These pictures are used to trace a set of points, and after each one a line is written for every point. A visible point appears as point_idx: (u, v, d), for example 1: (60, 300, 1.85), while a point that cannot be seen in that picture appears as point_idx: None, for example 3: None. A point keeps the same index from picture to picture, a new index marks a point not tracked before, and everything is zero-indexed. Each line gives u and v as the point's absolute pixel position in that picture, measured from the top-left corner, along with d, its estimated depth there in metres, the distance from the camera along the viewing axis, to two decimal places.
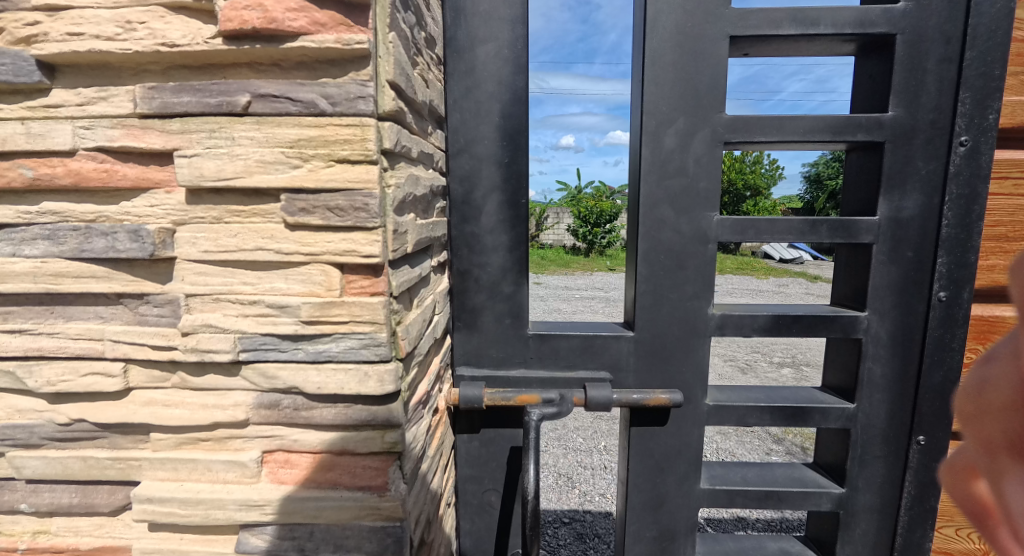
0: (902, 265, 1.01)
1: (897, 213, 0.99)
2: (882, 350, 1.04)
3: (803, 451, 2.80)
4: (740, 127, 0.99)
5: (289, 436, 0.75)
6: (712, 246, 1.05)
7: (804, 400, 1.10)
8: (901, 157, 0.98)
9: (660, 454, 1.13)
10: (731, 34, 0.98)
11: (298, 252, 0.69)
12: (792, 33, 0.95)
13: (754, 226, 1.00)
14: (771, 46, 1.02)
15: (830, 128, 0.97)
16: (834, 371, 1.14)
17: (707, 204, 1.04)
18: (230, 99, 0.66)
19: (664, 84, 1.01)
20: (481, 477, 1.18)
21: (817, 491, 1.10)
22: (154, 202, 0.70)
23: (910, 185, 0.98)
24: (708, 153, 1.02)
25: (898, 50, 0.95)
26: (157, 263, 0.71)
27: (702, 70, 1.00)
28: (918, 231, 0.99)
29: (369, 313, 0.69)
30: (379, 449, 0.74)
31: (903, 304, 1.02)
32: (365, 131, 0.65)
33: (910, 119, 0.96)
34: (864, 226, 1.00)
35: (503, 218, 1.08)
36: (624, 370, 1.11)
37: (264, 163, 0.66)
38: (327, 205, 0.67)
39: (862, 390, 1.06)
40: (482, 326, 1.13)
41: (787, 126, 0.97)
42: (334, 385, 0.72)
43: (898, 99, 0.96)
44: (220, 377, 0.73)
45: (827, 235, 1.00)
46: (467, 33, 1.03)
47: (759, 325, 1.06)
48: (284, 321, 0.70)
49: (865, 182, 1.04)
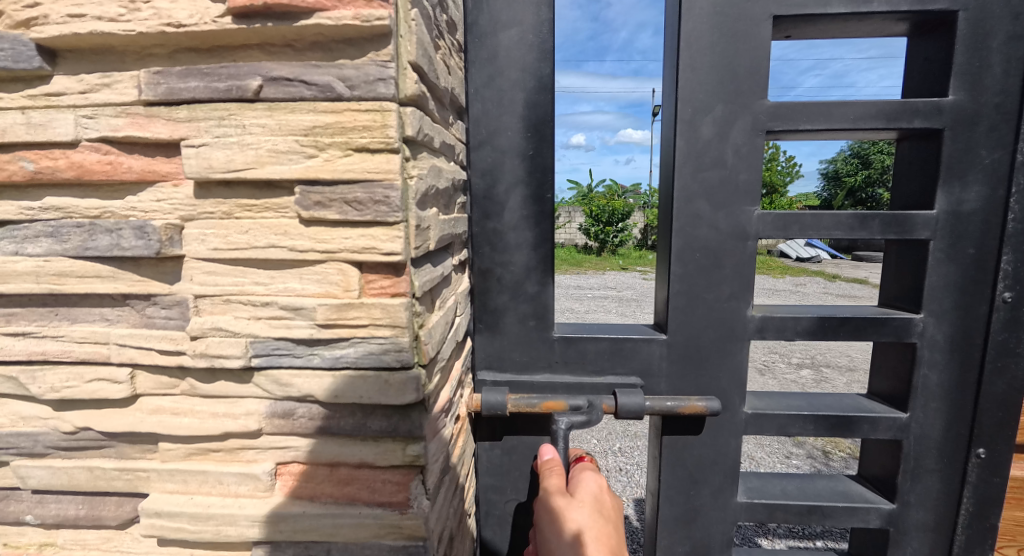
0: (962, 263, 0.93)
1: (957, 207, 0.91)
2: (939, 355, 0.96)
3: (826, 454, 2.71)
4: (784, 115, 0.92)
5: (304, 447, 0.69)
6: (751, 244, 0.98)
7: (850, 408, 1.02)
8: (963, 145, 0.89)
9: (694, 465, 1.07)
10: (775, 13, 0.90)
11: (313, 250, 0.63)
12: (842, 11, 0.88)
13: (799, 222, 0.94)
14: (815, 27, 0.94)
15: (884, 114, 0.89)
16: (883, 377, 1.06)
17: (747, 198, 0.96)
18: (240, 83, 0.61)
19: (701, 69, 0.94)
20: (503, 486, 1.13)
21: (865, 507, 1.03)
22: (160, 196, 0.65)
23: (972, 175, 0.90)
24: (749, 142, 0.95)
25: (961, 27, 0.87)
26: (165, 262, 0.66)
27: (741, 54, 0.92)
28: (980, 226, 0.91)
29: (389, 316, 0.63)
30: (400, 462, 0.69)
31: (962, 305, 0.94)
32: (385, 116, 0.59)
33: (972, 103, 0.88)
34: (921, 221, 0.92)
35: (528, 214, 1.02)
36: (655, 376, 1.05)
37: (277, 152, 0.61)
38: (344, 197, 0.61)
39: (917, 398, 0.98)
40: (505, 328, 1.08)
41: (836, 112, 0.89)
42: (352, 394, 0.66)
43: (960, 81, 0.88)
44: (231, 384, 0.68)
45: (879, 231, 0.92)
46: (488, 18, 0.97)
47: (803, 328, 0.98)
48: (299, 325, 0.65)
49: (919, 173, 0.96)
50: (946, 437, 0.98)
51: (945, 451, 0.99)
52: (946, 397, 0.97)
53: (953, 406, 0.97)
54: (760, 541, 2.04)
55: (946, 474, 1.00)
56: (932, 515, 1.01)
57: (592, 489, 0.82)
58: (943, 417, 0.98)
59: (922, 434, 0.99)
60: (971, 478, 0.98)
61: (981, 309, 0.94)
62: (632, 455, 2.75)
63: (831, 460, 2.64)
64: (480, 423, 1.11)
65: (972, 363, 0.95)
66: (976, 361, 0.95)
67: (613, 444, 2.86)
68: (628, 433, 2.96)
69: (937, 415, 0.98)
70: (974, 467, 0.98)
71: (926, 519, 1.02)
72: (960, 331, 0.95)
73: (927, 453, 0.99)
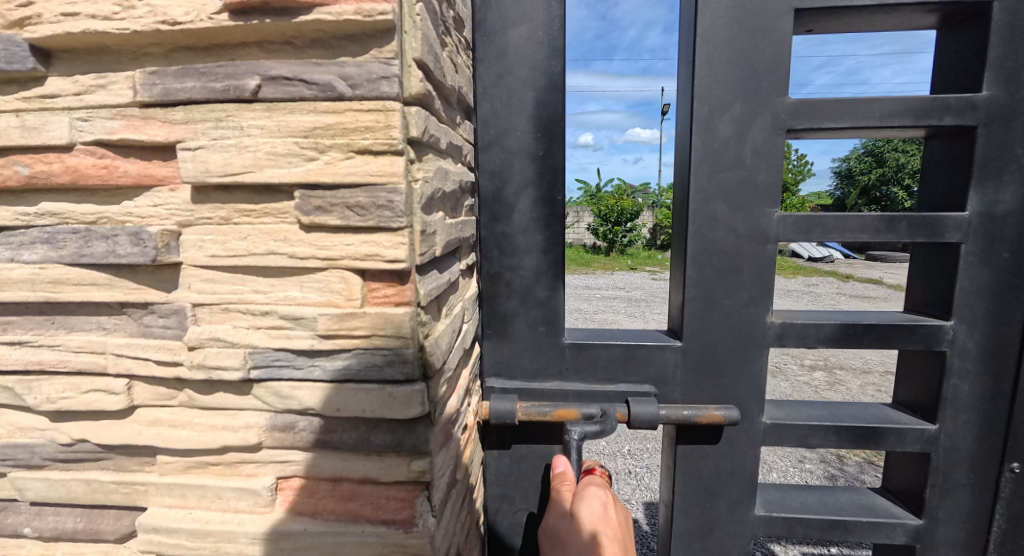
0: (996, 268, 0.88)
1: (991, 208, 0.86)
2: (971, 364, 0.91)
3: (840, 458, 2.65)
4: (806, 113, 0.88)
5: (306, 462, 0.67)
6: (771, 247, 0.94)
7: (875, 420, 0.98)
8: (997, 143, 0.84)
9: (710, 477, 1.03)
10: (796, 7, 0.86)
11: (314, 257, 0.60)
12: (868, 6, 0.83)
13: (821, 224, 0.88)
14: (838, 21, 0.90)
15: (912, 111, 0.84)
16: (911, 387, 1.02)
17: (767, 199, 0.92)
18: (237, 83, 0.58)
19: (718, 66, 0.90)
20: (513, 495, 1.10)
21: (890, 523, 0.98)
22: (157, 201, 0.63)
23: (1007, 175, 0.85)
24: (769, 142, 0.90)
25: (995, 19, 0.82)
26: (162, 270, 0.64)
27: (760, 49, 0.88)
28: (1016, 228, 0.86)
29: (394, 326, 0.61)
30: (404, 478, 0.66)
31: (997, 311, 0.89)
32: (389, 116, 0.57)
33: (1009, 99, 0.83)
34: (953, 223, 0.87)
35: (538, 216, 0.99)
36: (670, 384, 1.01)
37: (275, 155, 0.58)
38: (346, 202, 0.58)
39: (947, 409, 0.93)
40: (515, 334, 1.04)
41: (862, 110, 0.85)
42: (355, 407, 0.63)
43: (994, 76, 0.83)
44: (230, 396, 0.65)
45: (907, 234, 0.86)
46: (497, 15, 0.94)
47: (826, 335, 0.93)
48: (299, 335, 0.62)
49: (949, 173, 0.91)
50: (978, 450, 0.93)
51: (976, 464, 0.94)
52: (979, 408, 0.92)
53: (985, 417, 0.92)
54: (772, 547, 2.02)
55: (976, 488, 0.95)
56: (961, 531, 0.97)
57: (593, 508, 0.78)
58: (976, 429, 0.93)
59: (952, 447, 0.94)
60: (1005, 495, 0.93)
61: (1016, 316, 0.89)
62: (642, 457, 2.71)
63: (846, 465, 2.58)
64: (489, 431, 1.09)
65: (1007, 372, 0.90)
66: (1011, 370, 0.90)
67: (623, 446, 2.82)
68: (637, 436, 2.92)
69: (968, 427, 0.93)
70: (1008, 482, 0.93)
71: (955, 536, 0.97)
72: (993, 339, 0.90)
73: (956, 467, 0.94)
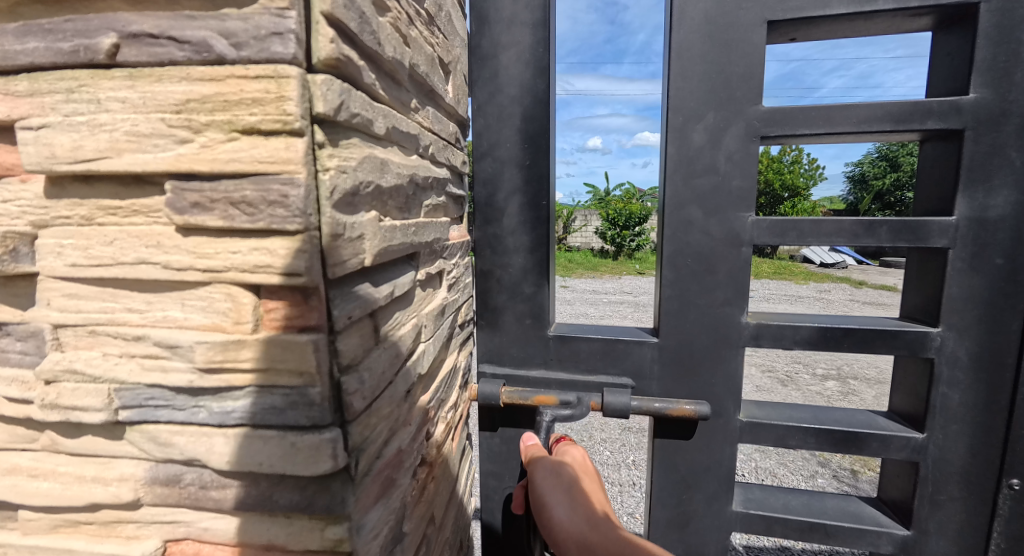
0: (991, 277, 0.70)
1: (982, 214, 0.69)
2: (961, 373, 0.73)
3: (854, 475, 2.45)
4: (780, 120, 0.73)
5: (196, 523, 0.53)
6: (747, 250, 0.79)
7: (860, 424, 0.80)
8: (987, 146, 0.68)
9: (686, 469, 0.87)
10: (769, 19, 0.72)
11: (194, 268, 0.47)
12: (843, 13, 0.69)
13: (796, 227, 0.72)
14: (820, 30, 0.75)
15: (891, 116, 0.68)
16: (900, 390, 0.83)
17: (742, 205, 0.77)
18: (89, 42, 0.44)
19: (689, 78, 0.76)
20: (502, 473, 0.96)
21: (876, 530, 0.80)
22: (6, 195, 0.50)
23: (1001, 178, 0.68)
24: (744, 148, 0.76)
25: (982, 16, 0.66)
26: (16, 282, 0.52)
27: (733, 61, 0.75)
28: (1015, 230, 0.68)
29: (294, 358, 0.47)
30: (318, 547, 0.52)
31: (992, 321, 0.71)
32: (282, 85, 0.43)
33: (1000, 101, 0.66)
34: (940, 228, 0.70)
35: (523, 220, 0.88)
36: (647, 378, 0.86)
37: (138, 135, 0.45)
38: (230, 197, 0.45)
39: (934, 420, 0.75)
40: (502, 325, 0.92)
41: (836, 116, 0.70)
42: (250, 460, 0.50)
43: (982, 78, 0.66)
44: (100, 440, 0.52)
45: (887, 239, 0.70)
46: (490, 40, 0.85)
47: (804, 339, 0.77)
48: (176, 368, 0.49)
49: (936, 182, 0.74)
50: (972, 464, 0.75)
51: (969, 479, 0.76)
52: (973, 420, 0.74)
53: (982, 430, 0.74)
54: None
55: (971, 506, 0.76)
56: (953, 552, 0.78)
57: (579, 456, 0.73)
58: (969, 442, 0.74)
59: (943, 457, 0.76)
60: (1003, 513, 0.75)
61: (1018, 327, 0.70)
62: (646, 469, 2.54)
63: (861, 481, 2.39)
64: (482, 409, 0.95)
65: (1006, 383, 0.72)
66: (1010, 381, 0.72)
67: (626, 457, 2.65)
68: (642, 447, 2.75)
69: (960, 441, 0.75)
70: (1007, 500, 0.74)
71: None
72: (989, 347, 0.71)
73: (945, 478, 0.76)
